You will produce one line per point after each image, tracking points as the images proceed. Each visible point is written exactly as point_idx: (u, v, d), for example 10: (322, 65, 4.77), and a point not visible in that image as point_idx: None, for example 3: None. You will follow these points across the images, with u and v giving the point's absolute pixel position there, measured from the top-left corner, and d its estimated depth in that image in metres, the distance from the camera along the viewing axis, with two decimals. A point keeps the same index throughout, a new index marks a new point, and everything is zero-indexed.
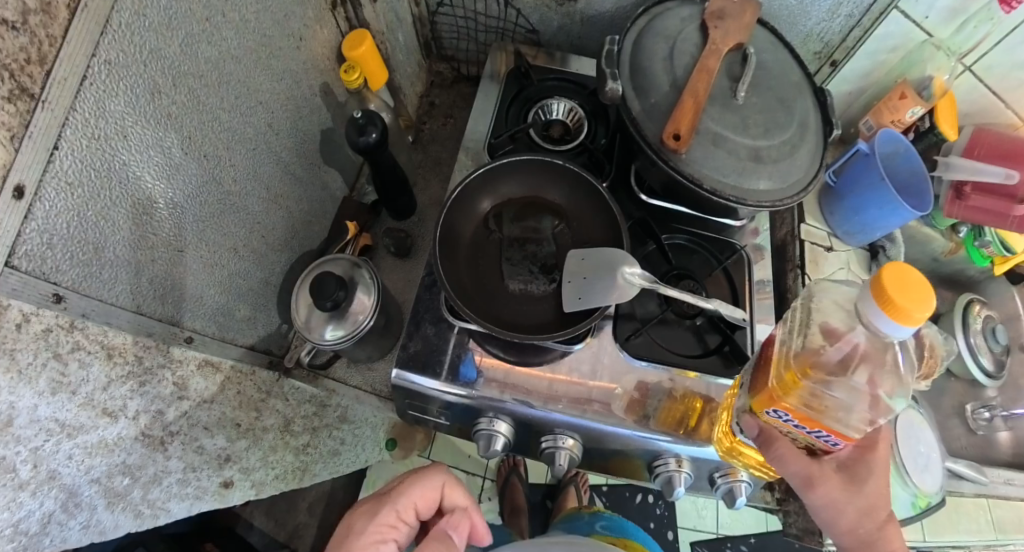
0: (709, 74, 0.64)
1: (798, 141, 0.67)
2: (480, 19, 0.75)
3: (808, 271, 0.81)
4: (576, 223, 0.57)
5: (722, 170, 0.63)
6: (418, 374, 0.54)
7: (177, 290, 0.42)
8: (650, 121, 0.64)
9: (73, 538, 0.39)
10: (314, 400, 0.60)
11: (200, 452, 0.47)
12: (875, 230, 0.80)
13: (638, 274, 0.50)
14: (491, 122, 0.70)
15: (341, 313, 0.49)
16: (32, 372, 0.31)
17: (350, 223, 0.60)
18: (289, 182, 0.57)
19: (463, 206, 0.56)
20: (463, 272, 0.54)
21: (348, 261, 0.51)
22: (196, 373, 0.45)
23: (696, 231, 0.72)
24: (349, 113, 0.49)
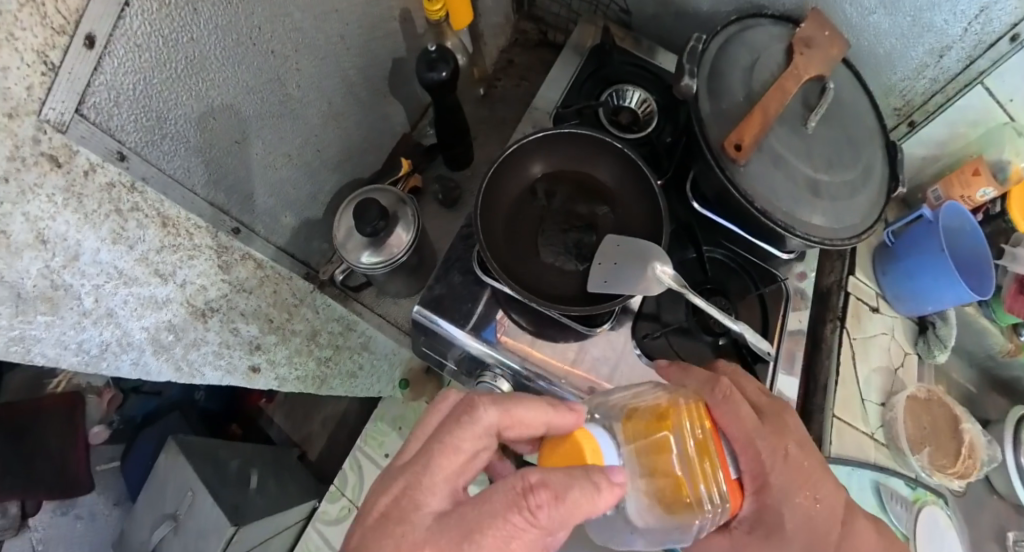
0: (784, 93, 0.65)
1: (858, 187, 0.69)
2: None
3: (849, 327, 0.81)
4: (621, 210, 0.60)
5: (776, 193, 0.65)
6: (441, 318, 0.57)
7: (234, 177, 0.46)
8: (716, 125, 0.67)
9: (125, 370, 0.48)
10: (340, 321, 0.64)
11: (235, 334, 0.53)
12: (925, 302, 0.81)
13: (669, 276, 0.52)
14: (563, 91, 0.74)
15: (379, 242, 0.52)
16: (97, 220, 0.36)
17: (404, 161, 0.62)
18: (349, 101, 0.58)
19: (518, 165, 0.59)
20: (500, 225, 0.57)
21: (397, 195, 0.54)
22: (238, 263, 0.49)
23: (737, 250, 0.73)
24: (424, 46, 0.52)
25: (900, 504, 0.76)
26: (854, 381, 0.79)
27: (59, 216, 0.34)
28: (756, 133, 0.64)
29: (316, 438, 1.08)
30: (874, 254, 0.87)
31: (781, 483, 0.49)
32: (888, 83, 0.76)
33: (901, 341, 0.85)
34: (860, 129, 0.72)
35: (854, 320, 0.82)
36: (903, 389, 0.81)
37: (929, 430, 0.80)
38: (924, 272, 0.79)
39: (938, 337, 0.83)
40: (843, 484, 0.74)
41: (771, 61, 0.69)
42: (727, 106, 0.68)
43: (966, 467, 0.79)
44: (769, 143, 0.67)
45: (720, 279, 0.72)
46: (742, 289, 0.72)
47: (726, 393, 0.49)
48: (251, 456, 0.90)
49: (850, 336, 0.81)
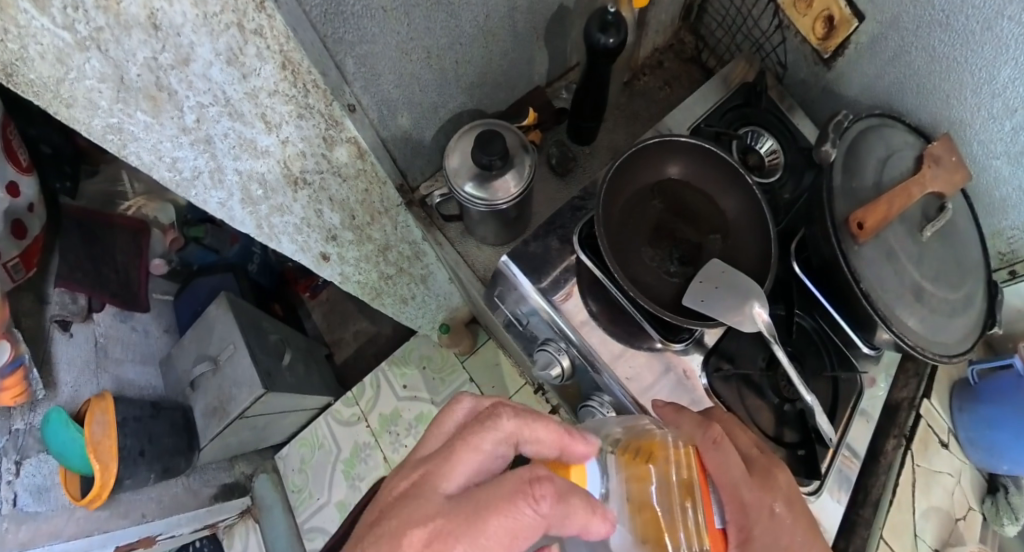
0: (908, 198, 0.60)
1: (959, 310, 0.64)
2: (748, 23, 0.77)
3: (915, 452, 0.79)
4: (732, 241, 0.55)
5: (885, 285, 0.60)
6: (519, 269, 0.53)
7: (369, 49, 0.41)
8: (845, 200, 0.62)
9: (210, 205, 0.45)
10: (412, 247, 0.64)
11: (317, 216, 0.52)
12: (1003, 455, 0.77)
13: (764, 321, 0.48)
14: (705, 112, 0.72)
15: (486, 179, 0.49)
16: (215, 26, 0.31)
17: (531, 112, 0.59)
18: (507, 30, 0.51)
19: (654, 159, 0.56)
20: (616, 208, 0.53)
21: (520, 141, 0.51)
22: (342, 144, 0.46)
23: (827, 327, 0.68)
24: (604, 6, 0.49)
25: None
26: (908, 513, 0.76)
27: (176, 3, 0.28)
28: (883, 216, 0.59)
29: (345, 345, 1.19)
30: (954, 389, 0.84)
31: (765, 539, 0.42)
32: (996, 227, 0.75)
33: (964, 487, 0.82)
34: (972, 260, 0.67)
35: (921, 448, 0.79)
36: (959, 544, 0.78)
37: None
38: (1005, 427, 0.76)
39: (1011, 506, 0.80)
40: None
41: (902, 162, 0.65)
42: (859, 186, 0.63)
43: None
44: (892, 234, 0.62)
45: (800, 348, 0.67)
46: (818, 367, 0.67)
47: (718, 438, 0.43)
48: (287, 339, 0.99)
49: (913, 462, 0.78)
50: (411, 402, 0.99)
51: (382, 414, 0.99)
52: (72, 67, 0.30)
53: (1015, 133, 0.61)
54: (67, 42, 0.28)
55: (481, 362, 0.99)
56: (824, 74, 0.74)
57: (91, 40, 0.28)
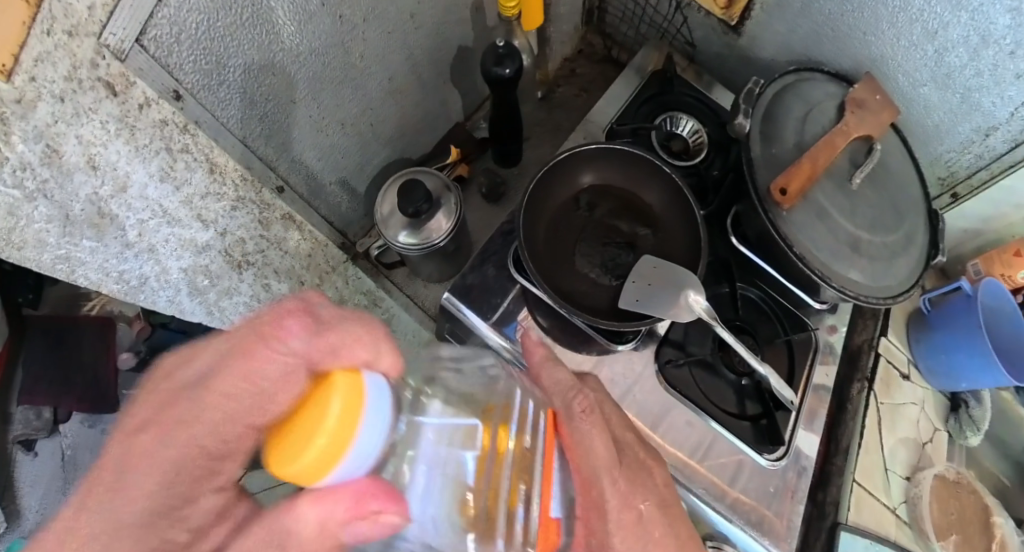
0: (834, 150, 0.65)
1: (899, 251, 0.68)
2: (649, 12, 0.82)
3: (880, 393, 0.82)
4: (662, 233, 0.60)
5: (819, 245, 0.64)
6: (468, 306, 0.58)
7: (284, 137, 0.48)
8: (764, 170, 0.66)
9: (160, 303, 0.48)
10: (368, 295, 0.63)
11: (267, 290, 0.53)
12: (959, 379, 0.82)
13: (700, 308, 0.51)
14: (619, 109, 0.75)
15: (418, 224, 0.53)
16: (147, 154, 0.37)
17: (453, 149, 0.64)
18: (412, 80, 0.59)
19: (566, 172, 0.60)
20: (542, 231, 0.59)
21: (442, 182, 0.55)
22: (280, 221, 0.51)
23: (773, 294, 0.72)
24: (494, 41, 0.52)
25: None
26: (880, 450, 0.80)
27: (112, 144, 0.34)
28: (804, 181, 0.63)
29: None
30: (909, 321, 0.89)
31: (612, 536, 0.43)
32: (934, 154, 0.77)
33: (930, 414, 0.86)
34: (910, 198, 0.71)
35: (885, 387, 0.82)
36: (930, 467, 0.82)
37: (957, 515, 0.80)
38: (962, 350, 0.80)
39: (972, 418, 0.84)
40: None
41: (824, 114, 0.69)
42: (777, 152, 0.67)
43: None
44: (816, 193, 0.66)
45: (751, 320, 0.71)
46: (771, 335, 0.71)
47: (585, 408, 0.45)
48: None
49: (878, 401, 0.81)
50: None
51: None
52: (22, 215, 0.34)
53: (939, 55, 0.62)
54: (15, 197, 0.33)
55: None
56: (737, 41, 0.78)
57: (38, 191, 0.34)
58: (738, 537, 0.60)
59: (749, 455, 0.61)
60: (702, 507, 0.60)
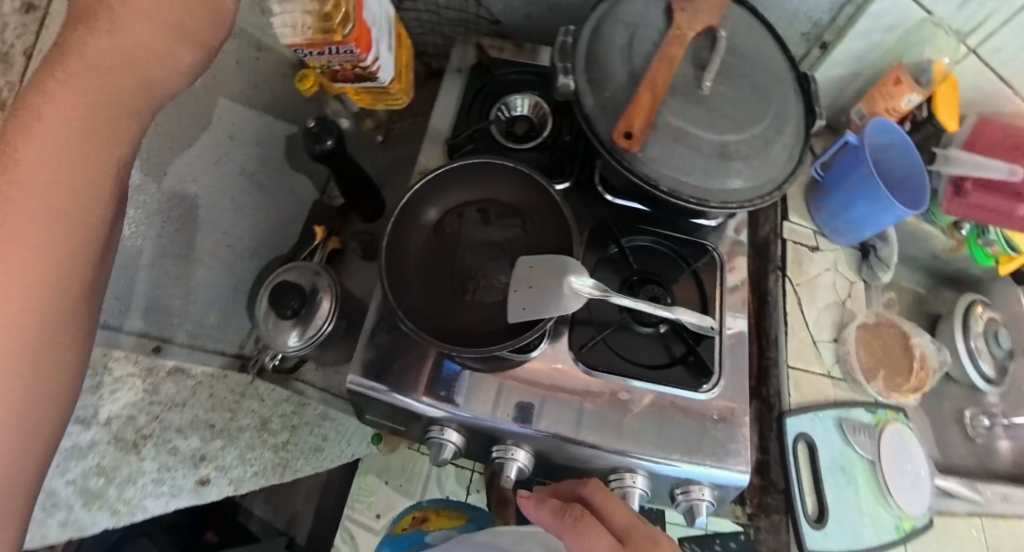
0: (671, 62, 0.66)
1: (773, 135, 0.68)
2: (444, 12, 0.79)
3: (793, 274, 0.84)
4: (529, 228, 0.67)
5: (683, 170, 0.65)
6: (375, 381, 0.63)
7: (156, 299, 0.57)
8: (604, 118, 0.66)
9: (56, 532, 0.51)
10: (289, 401, 0.74)
11: (174, 453, 0.61)
12: (865, 228, 0.83)
13: (582, 289, 0.58)
14: (453, 118, 0.73)
15: (304, 319, 0.61)
16: None
17: (317, 228, 0.69)
18: (255, 190, 0.71)
19: (410, 215, 0.65)
20: (413, 278, 0.64)
21: (312, 269, 0.63)
22: (167, 378, 0.59)
23: (661, 233, 0.75)
24: (306, 124, 0.60)
25: (866, 436, 0.80)
26: (803, 327, 0.82)
27: None
28: (645, 121, 0.64)
29: None
30: (807, 194, 0.90)
31: None
32: (791, 13, 0.81)
33: (848, 271, 0.87)
34: (766, 78, 0.71)
35: (797, 267, 0.84)
36: (853, 321, 0.84)
37: (882, 351, 0.85)
38: (860, 201, 0.80)
39: (881, 258, 0.86)
40: (809, 435, 0.77)
41: (648, 32, 0.68)
42: (612, 94, 0.66)
43: (919, 380, 0.83)
44: (665, 117, 0.66)
45: (653, 266, 0.73)
46: (676, 271, 0.74)
47: (595, 488, 0.57)
48: None
49: (793, 282, 0.83)
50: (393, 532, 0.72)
51: None
52: None
53: None
54: None
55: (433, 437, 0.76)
56: None
57: None
58: (700, 474, 0.65)
59: (689, 395, 0.67)
60: (659, 464, 0.64)
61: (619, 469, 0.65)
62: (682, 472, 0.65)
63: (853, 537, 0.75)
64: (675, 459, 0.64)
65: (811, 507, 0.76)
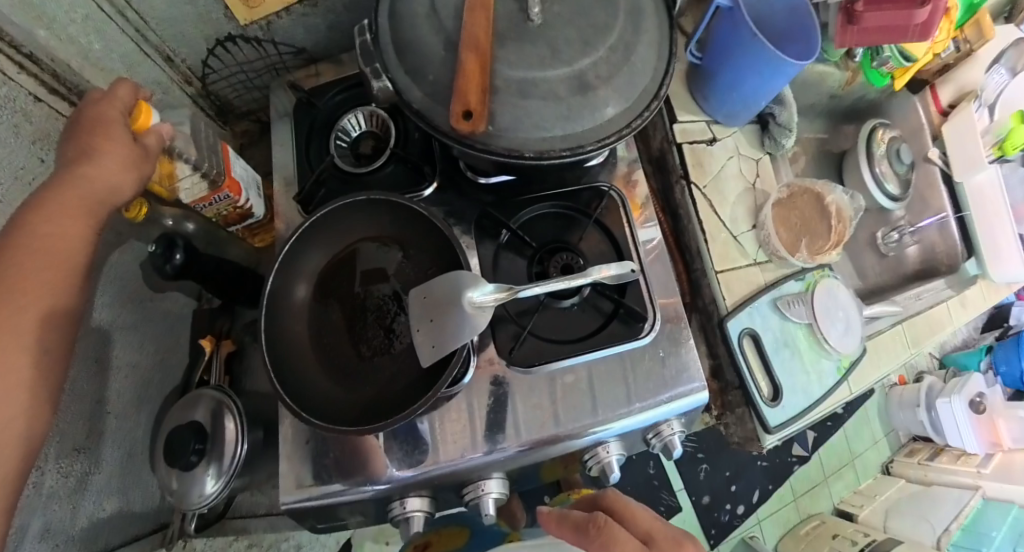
0: (485, 10, 0.52)
1: (632, 38, 0.55)
2: (248, 67, 0.75)
3: (697, 177, 0.79)
4: (414, 251, 0.58)
5: (542, 124, 0.53)
6: (321, 484, 0.59)
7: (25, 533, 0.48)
8: (437, 106, 0.53)
9: None
10: (239, 535, 0.71)
11: None
12: (758, 98, 0.75)
13: (480, 300, 0.51)
14: (296, 167, 0.64)
15: (215, 454, 0.56)
16: None
17: (203, 340, 0.64)
18: (100, 340, 0.59)
19: (278, 302, 0.56)
20: (311, 363, 0.56)
21: (215, 398, 0.58)
22: None
23: (552, 199, 0.67)
24: (146, 248, 0.54)
25: (801, 305, 0.78)
26: (721, 226, 0.78)
27: None
28: (481, 91, 0.51)
29: None
30: (688, 82, 0.82)
31: None
32: None
33: (751, 152, 0.83)
34: None
35: (699, 169, 0.79)
36: (767, 200, 0.80)
37: (800, 214, 0.82)
38: (746, 73, 0.72)
39: (782, 124, 0.80)
40: (751, 327, 0.76)
41: None
42: (435, 77, 0.53)
43: (838, 233, 0.82)
44: (502, 75, 0.52)
45: (553, 235, 0.66)
46: (579, 230, 0.66)
47: (613, 499, 0.63)
48: None
49: (700, 186, 0.79)
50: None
51: None
52: None
53: None
54: None
55: None
56: None
57: None
58: (663, 413, 0.64)
59: (631, 347, 0.63)
60: (622, 426, 0.62)
61: (589, 450, 0.64)
62: (646, 420, 0.63)
63: (805, 399, 0.76)
64: (637, 408, 0.63)
65: (765, 389, 0.76)
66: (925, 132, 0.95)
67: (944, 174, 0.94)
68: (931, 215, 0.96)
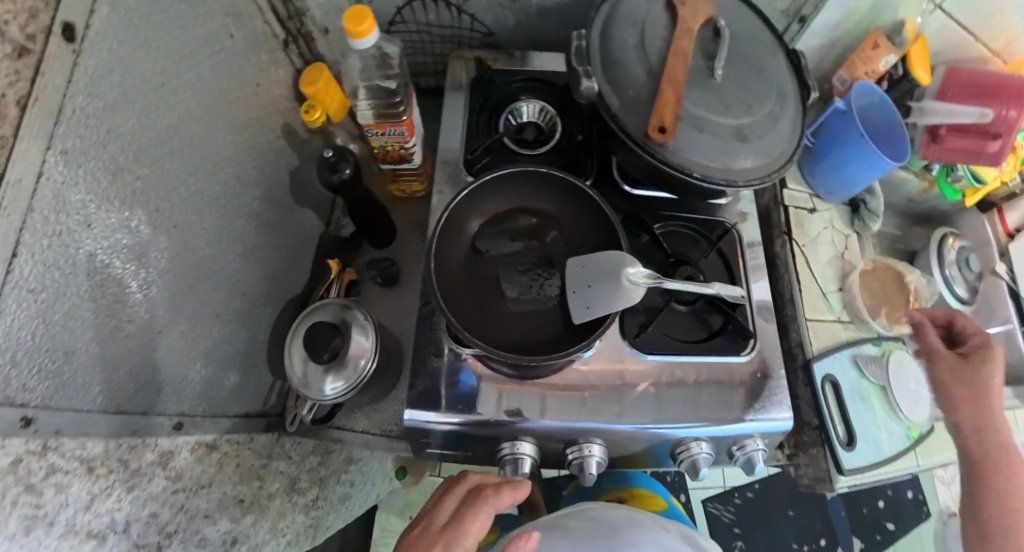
0: (684, 56, 0.64)
1: (778, 112, 0.69)
2: (434, 30, 0.79)
3: (796, 236, 0.89)
4: (568, 228, 0.63)
5: (707, 154, 0.64)
6: (419, 410, 0.62)
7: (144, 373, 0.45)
8: (630, 114, 0.64)
9: None
10: (316, 452, 0.73)
11: (203, 542, 0.54)
12: (857, 184, 0.87)
13: (636, 274, 0.55)
14: (463, 134, 0.72)
15: (341, 361, 0.53)
16: (7, 513, 0.33)
17: (331, 263, 0.67)
18: (263, 232, 0.65)
19: (453, 229, 0.61)
20: (463, 295, 0.59)
21: (338, 305, 0.56)
22: (186, 455, 0.51)
23: (685, 218, 0.74)
24: (322, 153, 0.58)
25: (875, 366, 0.84)
26: (812, 282, 0.87)
27: None
28: (675, 115, 0.62)
29: None
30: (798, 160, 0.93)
31: None
32: None
33: (842, 228, 0.92)
34: (759, 50, 0.71)
35: (799, 229, 0.89)
36: (854, 269, 0.89)
37: (879, 287, 0.89)
38: (850, 161, 0.84)
39: (870, 210, 0.91)
40: (832, 375, 0.82)
41: (658, 25, 0.67)
42: (634, 93, 0.64)
43: (915, 306, 0.88)
44: (687, 109, 0.64)
45: (681, 250, 0.72)
46: (702, 251, 0.73)
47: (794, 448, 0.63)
48: None
49: (799, 244, 0.88)
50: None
51: None
52: None
53: None
54: None
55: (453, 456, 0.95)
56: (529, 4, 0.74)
57: None
58: (750, 428, 0.65)
59: (730, 362, 0.67)
60: (717, 427, 0.64)
61: (681, 442, 0.66)
62: (737, 429, 0.65)
63: (879, 452, 0.79)
64: (733, 417, 0.64)
65: (840, 434, 0.80)
66: (993, 247, 1.02)
67: (1011, 290, 1.00)
68: (998, 324, 0.99)
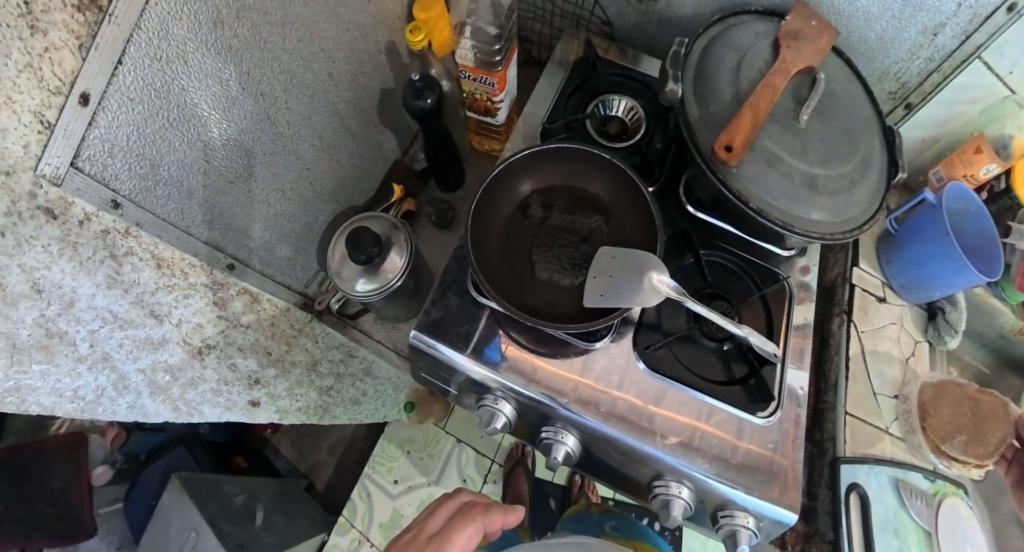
0: (774, 91, 0.65)
1: (857, 178, 0.66)
2: (558, 4, 0.89)
3: (857, 319, 0.87)
4: (615, 221, 0.65)
5: (772, 192, 0.64)
6: (440, 343, 0.66)
7: (217, 210, 0.56)
8: (705, 129, 0.67)
9: (123, 412, 0.56)
10: (341, 348, 0.81)
11: (234, 369, 0.66)
12: (935, 287, 0.83)
13: (664, 285, 0.54)
14: (550, 107, 0.79)
15: (374, 270, 0.63)
16: (92, 266, 0.44)
17: (397, 188, 0.80)
18: (342, 133, 0.75)
19: (507, 189, 0.66)
20: (495, 246, 0.64)
21: (389, 223, 0.65)
22: (235, 296, 0.61)
23: (739, 252, 0.74)
24: (411, 78, 0.65)
25: (920, 501, 0.79)
26: (863, 374, 0.85)
27: (56, 264, 0.42)
28: (746, 138, 0.63)
29: (325, 463, 1.37)
30: (878, 244, 0.90)
31: None
32: (882, 69, 0.80)
33: (909, 328, 0.88)
34: (860, 114, 0.70)
35: (861, 313, 0.87)
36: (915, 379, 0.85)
37: (967, 414, 0.79)
38: (934, 259, 0.80)
39: (949, 322, 0.85)
40: (862, 486, 0.79)
41: (757, 60, 0.69)
42: (715, 110, 0.67)
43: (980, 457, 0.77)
44: (762, 142, 0.65)
45: (720, 283, 0.72)
46: (744, 292, 0.72)
47: None
48: (254, 493, 1.14)
49: (858, 328, 0.86)
50: (409, 494, 0.99)
51: (382, 524, 0.97)
52: None
53: None
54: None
55: (461, 420, 1.02)
56: (653, 7, 0.83)
57: None
58: (746, 501, 0.62)
59: (743, 418, 0.64)
60: (708, 481, 0.62)
61: (664, 476, 0.64)
62: (731, 495, 0.62)
63: None
64: (731, 481, 0.61)
65: None
66: None
67: None
68: None
